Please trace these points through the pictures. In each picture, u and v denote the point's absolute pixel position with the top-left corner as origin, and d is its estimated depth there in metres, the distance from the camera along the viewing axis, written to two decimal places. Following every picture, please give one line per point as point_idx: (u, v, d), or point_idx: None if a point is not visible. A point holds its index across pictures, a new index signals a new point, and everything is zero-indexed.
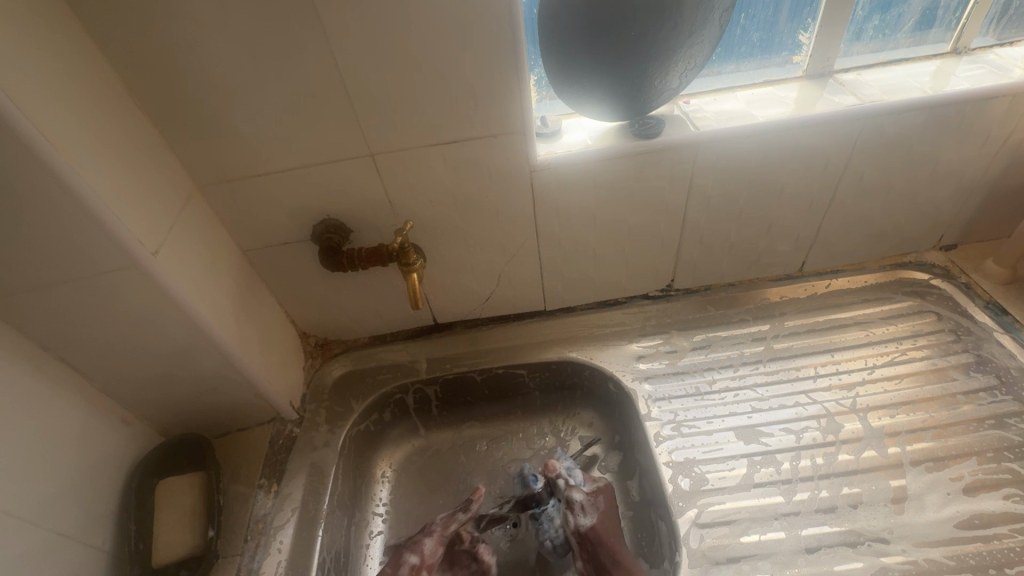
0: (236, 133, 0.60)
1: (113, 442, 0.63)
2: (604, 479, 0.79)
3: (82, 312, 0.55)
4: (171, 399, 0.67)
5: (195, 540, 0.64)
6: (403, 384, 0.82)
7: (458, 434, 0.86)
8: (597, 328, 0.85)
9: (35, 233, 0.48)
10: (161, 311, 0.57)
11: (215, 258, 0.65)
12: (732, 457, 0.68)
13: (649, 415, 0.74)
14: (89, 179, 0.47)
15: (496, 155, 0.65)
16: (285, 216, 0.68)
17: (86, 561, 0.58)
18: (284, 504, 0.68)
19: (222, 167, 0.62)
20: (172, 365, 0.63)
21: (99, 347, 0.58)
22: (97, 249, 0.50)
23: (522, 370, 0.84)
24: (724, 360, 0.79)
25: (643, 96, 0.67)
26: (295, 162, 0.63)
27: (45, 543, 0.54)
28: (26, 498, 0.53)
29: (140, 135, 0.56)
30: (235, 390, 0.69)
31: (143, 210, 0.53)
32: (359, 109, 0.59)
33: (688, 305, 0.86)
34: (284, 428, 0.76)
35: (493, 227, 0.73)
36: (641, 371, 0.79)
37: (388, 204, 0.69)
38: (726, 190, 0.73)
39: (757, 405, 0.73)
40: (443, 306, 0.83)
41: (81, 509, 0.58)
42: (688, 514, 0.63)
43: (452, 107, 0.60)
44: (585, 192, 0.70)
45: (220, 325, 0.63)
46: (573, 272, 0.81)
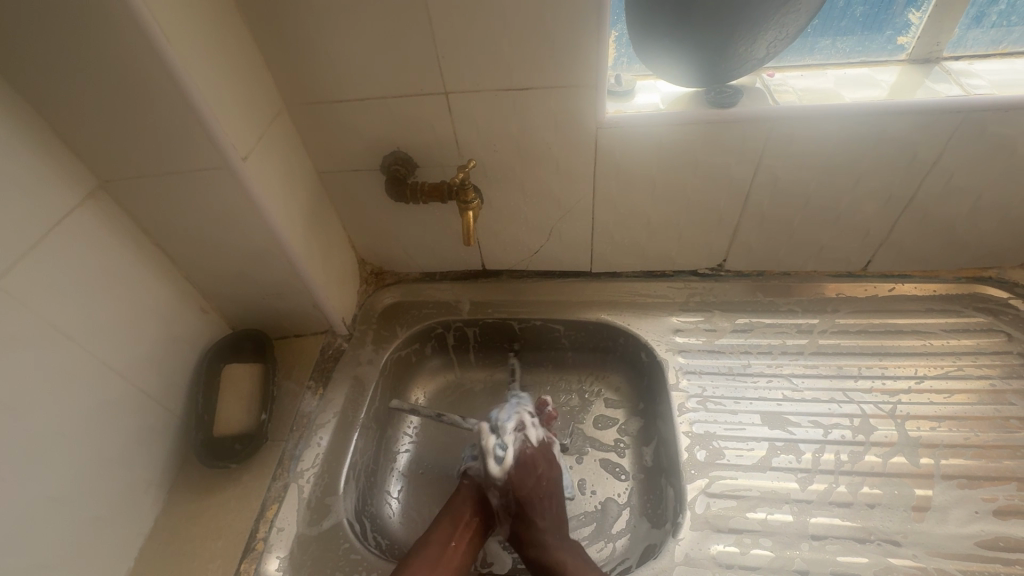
0: (326, 59, 0.64)
1: (191, 324, 0.72)
2: (620, 441, 0.82)
3: (179, 205, 0.62)
4: (242, 296, 0.75)
5: (250, 421, 0.71)
6: (446, 320, 0.87)
7: (490, 376, 0.90)
8: (639, 296, 0.86)
9: (151, 126, 0.54)
10: (243, 214, 0.63)
11: (294, 174, 0.70)
12: (753, 439, 0.68)
13: (676, 385, 0.75)
14: (198, 81, 0.52)
15: (566, 107, 0.66)
16: (359, 143, 0.72)
17: (162, 420, 0.67)
18: (327, 407, 0.75)
19: (309, 89, 0.67)
20: (247, 266, 0.70)
21: (189, 239, 0.66)
22: (197, 147, 0.56)
23: (560, 326, 0.86)
24: (763, 346, 0.78)
25: (725, 63, 0.64)
26: (375, 92, 0.67)
27: (133, 397, 0.63)
28: (122, 358, 0.62)
29: (245, 51, 0.61)
30: (297, 298, 0.76)
31: (238, 117, 0.59)
32: (442, 47, 0.61)
33: (736, 288, 0.85)
34: (334, 342, 0.83)
35: (552, 181, 0.74)
36: (676, 343, 0.79)
37: (455, 145, 0.71)
38: (796, 172, 0.70)
39: (789, 394, 0.72)
40: (493, 252, 0.87)
41: (163, 377, 0.67)
42: (698, 483, 0.65)
43: (528, 54, 0.61)
44: (648, 156, 0.70)
45: (292, 236, 0.69)
46: (624, 237, 0.82)
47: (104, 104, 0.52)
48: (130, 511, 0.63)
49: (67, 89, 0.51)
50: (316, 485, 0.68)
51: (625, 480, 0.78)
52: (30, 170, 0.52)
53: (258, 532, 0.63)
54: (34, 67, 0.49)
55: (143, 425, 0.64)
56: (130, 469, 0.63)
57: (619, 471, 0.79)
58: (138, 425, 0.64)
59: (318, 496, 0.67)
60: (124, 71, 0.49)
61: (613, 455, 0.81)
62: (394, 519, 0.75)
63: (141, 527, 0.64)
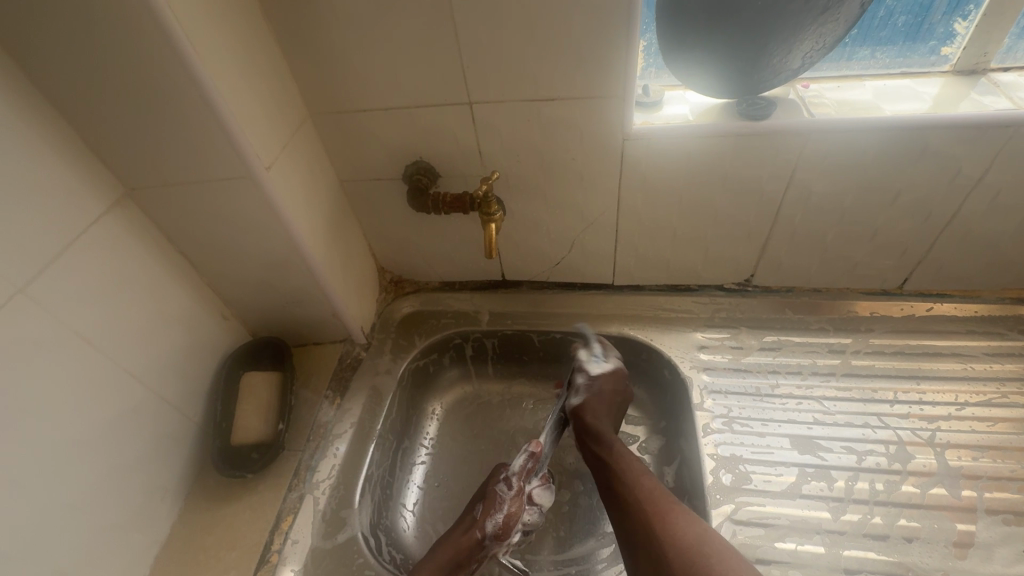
0: (351, 69, 0.63)
1: (212, 331, 0.72)
2: (641, 460, 0.80)
3: (203, 213, 0.62)
4: (262, 303, 0.75)
5: (267, 430, 0.70)
6: (464, 331, 0.86)
7: (508, 388, 0.90)
8: (662, 311, 0.84)
9: (178, 135, 0.54)
10: (266, 223, 0.63)
11: (316, 183, 0.70)
12: (782, 464, 0.66)
13: (701, 405, 0.72)
14: (224, 90, 0.52)
15: (592, 118, 0.64)
16: (381, 152, 0.72)
17: (181, 427, 0.67)
18: (344, 417, 0.74)
19: (334, 99, 0.67)
20: (268, 274, 0.70)
21: (212, 246, 0.66)
22: (223, 157, 0.56)
23: (580, 339, 0.85)
24: (793, 366, 0.75)
25: (758, 74, 0.62)
26: (398, 102, 0.66)
27: (153, 404, 0.63)
28: (145, 365, 0.62)
29: (271, 61, 0.61)
30: (316, 307, 0.76)
31: (263, 126, 0.58)
32: (467, 58, 0.61)
33: (764, 304, 0.82)
34: (352, 351, 0.82)
35: (575, 192, 0.73)
36: (701, 361, 0.77)
37: (479, 155, 0.71)
38: (831, 186, 0.67)
39: (820, 417, 0.69)
40: (513, 263, 0.86)
41: (183, 384, 0.67)
42: (723, 508, 0.62)
43: (555, 64, 0.60)
44: (676, 168, 0.68)
45: (313, 245, 0.68)
46: (647, 250, 0.80)
47: (132, 114, 0.52)
48: (148, 519, 0.62)
49: (97, 99, 0.51)
50: (331, 497, 0.67)
51: None
52: (58, 179, 0.52)
53: (273, 544, 0.63)
54: (65, 77, 0.49)
55: (163, 432, 0.64)
56: (149, 476, 0.63)
57: None
58: (157, 432, 0.64)
59: (333, 509, 0.66)
60: (153, 81, 0.49)
61: None
62: (409, 532, 0.74)
63: (157, 535, 0.63)
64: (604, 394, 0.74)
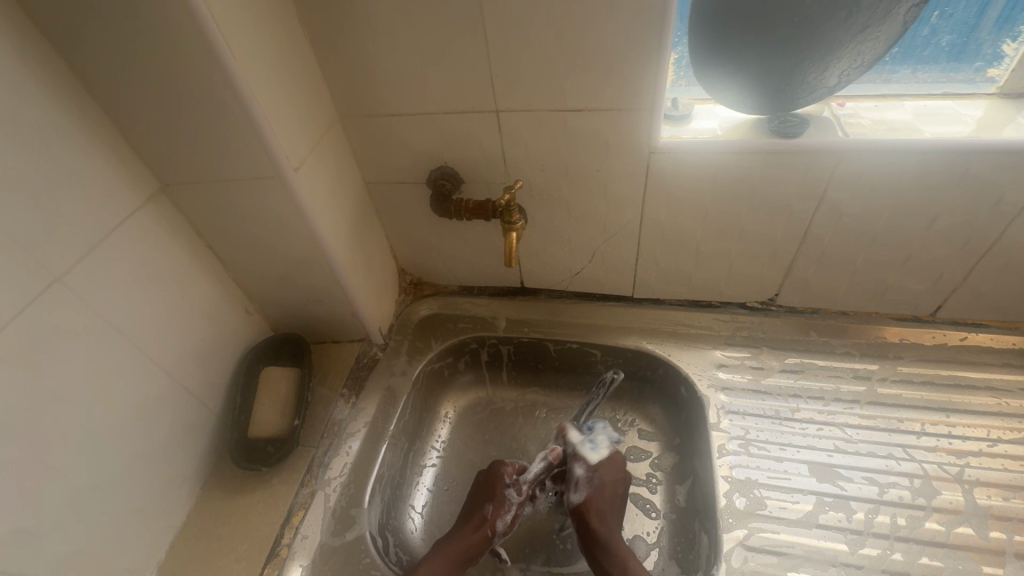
0: (381, 74, 0.64)
1: (235, 325, 0.74)
2: (653, 476, 0.80)
3: (232, 211, 0.64)
4: (285, 300, 0.76)
5: (284, 424, 0.71)
6: (481, 337, 0.87)
7: (522, 395, 0.89)
8: (682, 326, 0.83)
9: (212, 135, 0.56)
10: (292, 223, 0.65)
11: (343, 185, 0.71)
12: (799, 491, 0.64)
13: (717, 425, 0.71)
14: (258, 93, 0.54)
15: (618, 131, 0.64)
16: (407, 156, 0.73)
17: (202, 417, 0.69)
18: (358, 415, 0.75)
19: (364, 103, 0.68)
20: (291, 272, 0.72)
21: (240, 243, 0.68)
22: (254, 157, 0.57)
23: (597, 350, 0.84)
24: (815, 390, 0.73)
25: (792, 91, 0.61)
26: (426, 108, 0.67)
27: (176, 394, 0.65)
28: (170, 355, 0.64)
29: (305, 64, 0.62)
30: (336, 306, 0.77)
31: (294, 129, 0.60)
32: (496, 67, 0.61)
33: (787, 324, 0.80)
34: (370, 350, 0.83)
35: (599, 204, 0.73)
36: (719, 379, 0.76)
37: (503, 163, 0.71)
38: (864, 208, 0.65)
39: (841, 445, 0.67)
40: (533, 271, 0.86)
41: (205, 375, 0.69)
42: (736, 533, 0.61)
43: (583, 76, 0.60)
44: (702, 184, 0.67)
45: (336, 245, 0.70)
46: (669, 264, 0.79)
47: (170, 114, 0.54)
48: (165, 505, 0.64)
49: (139, 98, 0.53)
50: (342, 494, 0.68)
51: (655, 518, 0.75)
52: (97, 173, 0.54)
53: (283, 538, 0.64)
54: (110, 76, 0.51)
55: (184, 421, 0.66)
56: (168, 463, 0.64)
57: (649, 508, 0.76)
58: (179, 421, 0.65)
59: (344, 506, 0.67)
60: (191, 83, 0.51)
61: (644, 490, 0.78)
62: (417, 533, 0.74)
63: (173, 521, 0.65)
64: (604, 488, 0.69)
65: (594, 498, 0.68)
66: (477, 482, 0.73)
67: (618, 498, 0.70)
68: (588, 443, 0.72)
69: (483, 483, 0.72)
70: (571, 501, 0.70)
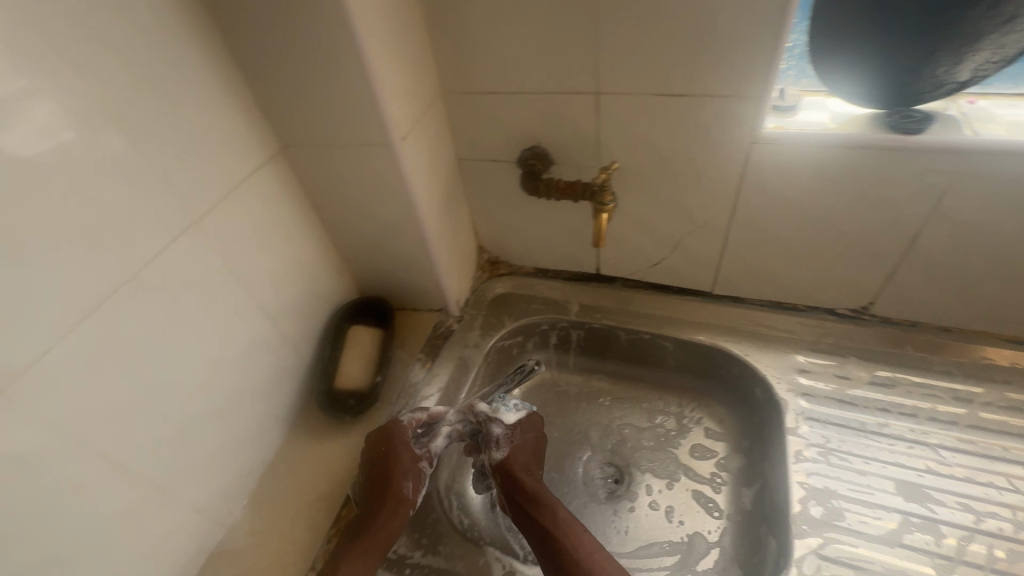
0: (487, 52, 0.66)
1: (329, 283, 0.79)
2: (717, 476, 0.78)
3: (340, 175, 0.68)
4: (374, 265, 0.81)
5: (366, 378, 0.75)
6: (553, 318, 0.88)
7: (587, 381, 0.90)
8: (762, 327, 0.80)
9: (333, 102, 0.60)
10: (392, 190, 0.68)
11: (439, 158, 0.74)
12: (883, 507, 0.61)
13: (795, 430, 0.68)
14: (378, 64, 0.57)
15: (720, 118, 0.63)
16: (502, 135, 0.75)
17: (295, 365, 0.74)
18: (432, 380, 0.79)
19: (467, 79, 0.70)
20: (384, 238, 0.76)
21: (342, 206, 0.73)
22: (368, 125, 0.61)
23: (669, 343, 0.83)
24: (907, 407, 0.69)
25: (916, 85, 0.57)
26: (527, 87, 0.68)
27: (277, 340, 0.70)
28: (275, 304, 0.69)
29: (418, 40, 0.65)
30: (420, 275, 0.81)
31: (404, 100, 0.63)
32: (603, 48, 0.61)
33: (879, 335, 0.76)
34: (446, 321, 0.87)
35: (689, 193, 0.72)
36: (800, 385, 0.73)
37: (596, 146, 0.71)
38: (986, 216, 0.61)
39: (933, 466, 0.63)
40: (611, 258, 0.86)
41: (301, 327, 0.74)
42: (810, 541, 0.59)
43: (691, 60, 0.59)
44: (804, 179, 0.65)
45: (429, 215, 0.73)
46: (756, 261, 0.76)
47: (299, 80, 0.59)
48: (260, 441, 0.70)
49: (275, 64, 0.58)
50: None
51: (718, 518, 0.74)
52: (232, 130, 0.59)
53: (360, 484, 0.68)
54: (253, 42, 0.56)
55: (281, 366, 0.72)
56: (266, 403, 0.70)
57: (711, 507, 0.75)
58: (277, 365, 0.71)
59: None
60: (321, 51, 0.55)
61: (708, 489, 0.77)
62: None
63: (265, 456, 0.71)
64: (525, 444, 0.71)
65: (517, 453, 0.69)
66: (374, 454, 0.66)
67: (535, 453, 0.72)
68: (503, 406, 0.72)
69: (392, 455, 0.66)
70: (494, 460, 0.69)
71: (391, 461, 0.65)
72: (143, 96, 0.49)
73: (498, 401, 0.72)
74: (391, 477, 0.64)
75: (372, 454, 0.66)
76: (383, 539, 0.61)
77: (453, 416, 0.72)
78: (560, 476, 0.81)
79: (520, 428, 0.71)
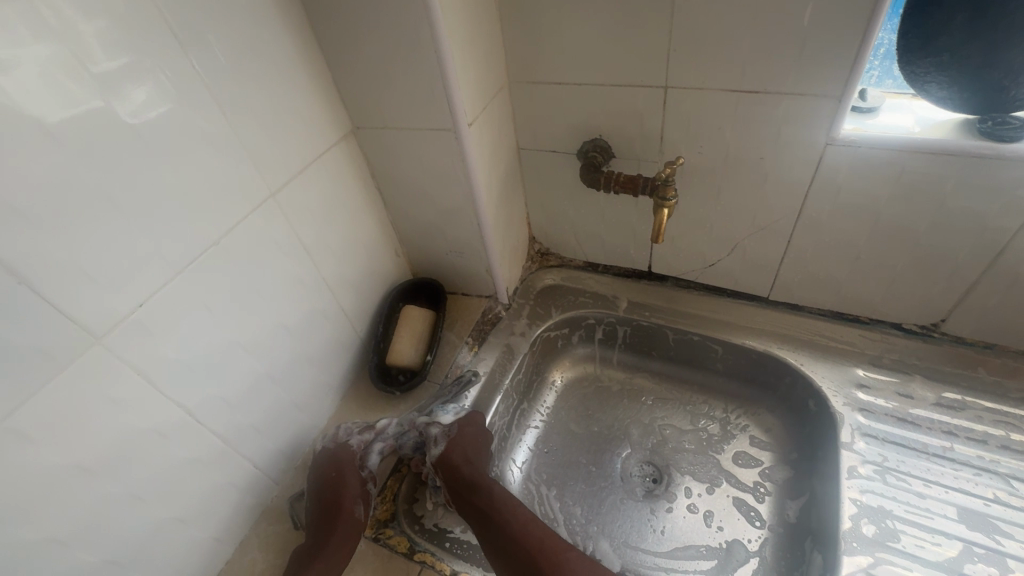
0: (558, 42, 0.66)
1: (386, 263, 0.82)
2: (761, 486, 0.76)
3: (406, 158, 0.70)
4: (430, 248, 0.83)
5: (416, 356, 0.77)
6: (601, 313, 0.88)
7: (629, 379, 0.90)
8: (820, 337, 0.77)
9: (406, 85, 0.62)
10: (454, 175, 0.70)
11: (500, 146, 0.75)
12: (942, 533, 0.58)
13: (850, 445, 0.66)
14: (453, 50, 0.58)
15: (795, 117, 0.61)
16: (565, 126, 0.75)
17: (351, 338, 0.77)
18: (478, 364, 0.80)
19: (534, 69, 0.71)
20: (442, 222, 0.78)
21: (405, 188, 0.75)
22: (437, 109, 0.63)
23: (718, 347, 0.82)
24: (976, 431, 0.65)
25: (1016, 90, 0.53)
26: (595, 78, 0.68)
27: (336, 313, 0.74)
28: (336, 278, 0.72)
29: (490, 28, 0.66)
30: (474, 260, 0.82)
31: (473, 87, 0.64)
32: (677, 41, 0.60)
33: (950, 355, 0.71)
34: (494, 308, 0.88)
35: (752, 193, 0.70)
36: (858, 399, 0.70)
37: (659, 141, 0.70)
38: None
39: (1002, 496, 0.60)
40: (664, 256, 0.84)
41: (358, 302, 0.77)
42: (860, 559, 0.57)
43: (769, 55, 0.57)
44: (879, 184, 0.62)
45: (486, 202, 0.74)
46: (818, 268, 0.74)
47: (376, 63, 0.61)
48: (315, 407, 0.73)
49: (354, 47, 0.60)
50: None
51: (759, 527, 0.72)
52: (310, 108, 0.62)
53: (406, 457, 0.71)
54: (336, 25, 0.59)
55: (338, 339, 0.75)
56: (322, 372, 0.73)
57: (752, 516, 0.74)
58: (335, 337, 0.74)
59: None
60: (400, 36, 0.57)
61: (750, 497, 0.76)
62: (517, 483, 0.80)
63: (318, 422, 0.74)
64: (462, 435, 0.69)
65: (455, 447, 0.68)
66: (321, 478, 0.65)
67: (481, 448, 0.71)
68: (441, 409, 0.72)
69: (341, 478, 0.65)
70: (433, 456, 0.68)
71: (340, 486, 0.64)
72: (235, 72, 0.52)
73: (435, 406, 0.73)
74: (337, 501, 0.63)
75: (323, 477, 0.65)
76: (336, 549, 0.60)
77: (392, 430, 0.71)
78: (598, 471, 0.81)
79: (458, 424, 0.71)
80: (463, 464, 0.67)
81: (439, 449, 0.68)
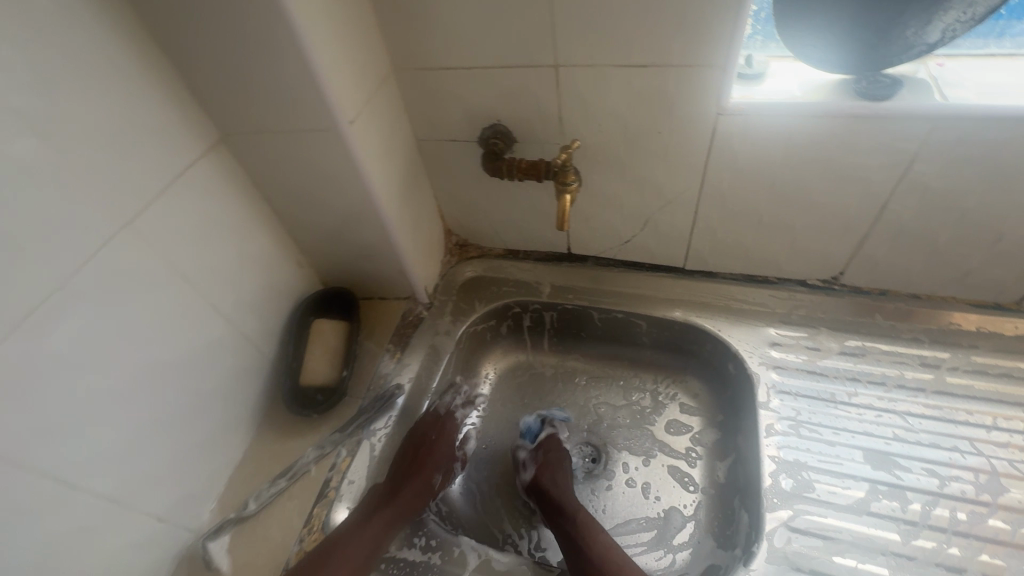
0: (438, 24, 0.62)
1: (288, 277, 0.76)
2: (692, 451, 0.79)
3: (289, 163, 0.64)
4: (336, 255, 0.77)
5: (332, 373, 0.73)
6: (525, 301, 0.86)
7: (562, 362, 0.90)
8: (734, 301, 0.79)
9: (271, 85, 0.56)
10: (345, 177, 0.65)
11: (395, 140, 0.71)
12: (850, 477, 0.62)
13: (766, 404, 0.69)
14: (316, 42, 0.53)
15: (685, 89, 0.60)
16: (460, 112, 0.71)
17: (257, 363, 0.71)
18: (403, 370, 0.77)
19: (419, 54, 0.66)
20: (343, 227, 0.72)
21: (295, 196, 0.69)
22: (310, 108, 0.57)
23: (642, 321, 0.83)
24: (875, 375, 0.69)
25: (886, 48, 0.56)
26: (483, 60, 0.64)
27: (235, 340, 0.67)
28: (228, 301, 0.66)
29: (361, 13, 0.60)
30: (385, 263, 0.78)
31: (351, 80, 0.59)
32: (559, 17, 0.57)
33: (849, 305, 0.75)
34: (415, 309, 0.84)
35: (656, 168, 0.69)
36: (771, 358, 0.73)
37: (558, 122, 0.68)
38: (951, 182, 0.60)
39: (900, 433, 0.64)
40: (581, 237, 0.83)
41: (261, 323, 0.71)
42: (780, 514, 0.60)
43: (652, 28, 0.56)
44: (770, 149, 0.63)
45: (387, 201, 0.70)
46: (726, 236, 0.75)
47: (231, 62, 0.54)
48: (225, 443, 0.67)
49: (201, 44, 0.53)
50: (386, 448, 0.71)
51: (693, 492, 0.75)
52: (162, 118, 0.55)
53: (331, 481, 0.66)
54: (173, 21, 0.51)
55: (242, 367, 0.69)
56: (227, 404, 0.67)
57: (687, 482, 0.76)
58: (238, 366, 0.68)
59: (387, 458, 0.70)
60: (250, 30, 0.50)
61: (683, 464, 0.78)
62: (455, 486, 0.78)
63: (231, 458, 0.68)
64: (553, 461, 0.75)
65: (546, 471, 0.74)
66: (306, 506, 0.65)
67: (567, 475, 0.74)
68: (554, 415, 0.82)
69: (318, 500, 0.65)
70: (525, 480, 0.75)
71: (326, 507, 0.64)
72: (47, 87, 0.44)
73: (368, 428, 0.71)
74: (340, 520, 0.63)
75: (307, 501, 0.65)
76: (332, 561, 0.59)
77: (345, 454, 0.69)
78: None
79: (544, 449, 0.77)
80: (554, 489, 0.72)
81: (529, 471, 0.76)
